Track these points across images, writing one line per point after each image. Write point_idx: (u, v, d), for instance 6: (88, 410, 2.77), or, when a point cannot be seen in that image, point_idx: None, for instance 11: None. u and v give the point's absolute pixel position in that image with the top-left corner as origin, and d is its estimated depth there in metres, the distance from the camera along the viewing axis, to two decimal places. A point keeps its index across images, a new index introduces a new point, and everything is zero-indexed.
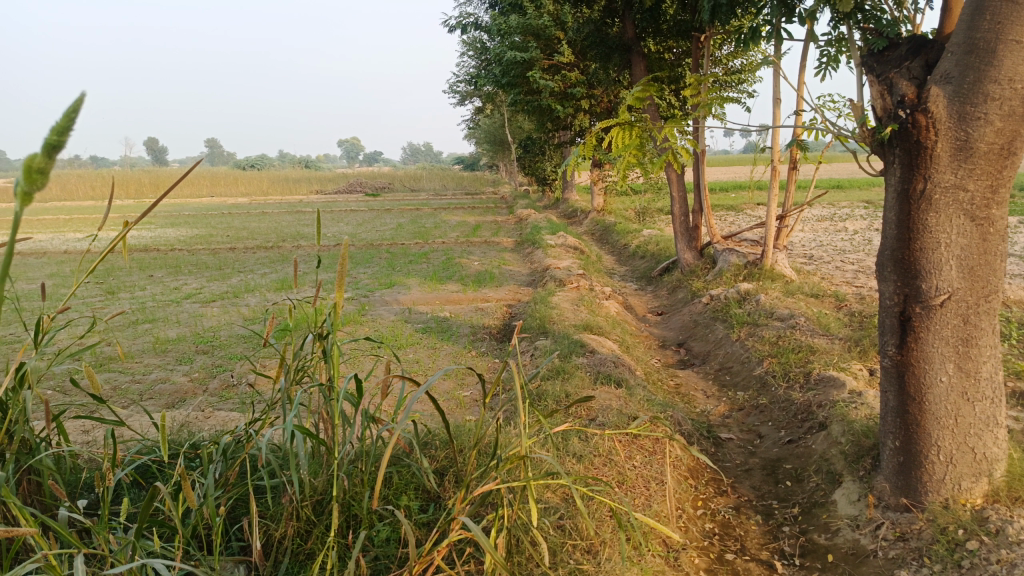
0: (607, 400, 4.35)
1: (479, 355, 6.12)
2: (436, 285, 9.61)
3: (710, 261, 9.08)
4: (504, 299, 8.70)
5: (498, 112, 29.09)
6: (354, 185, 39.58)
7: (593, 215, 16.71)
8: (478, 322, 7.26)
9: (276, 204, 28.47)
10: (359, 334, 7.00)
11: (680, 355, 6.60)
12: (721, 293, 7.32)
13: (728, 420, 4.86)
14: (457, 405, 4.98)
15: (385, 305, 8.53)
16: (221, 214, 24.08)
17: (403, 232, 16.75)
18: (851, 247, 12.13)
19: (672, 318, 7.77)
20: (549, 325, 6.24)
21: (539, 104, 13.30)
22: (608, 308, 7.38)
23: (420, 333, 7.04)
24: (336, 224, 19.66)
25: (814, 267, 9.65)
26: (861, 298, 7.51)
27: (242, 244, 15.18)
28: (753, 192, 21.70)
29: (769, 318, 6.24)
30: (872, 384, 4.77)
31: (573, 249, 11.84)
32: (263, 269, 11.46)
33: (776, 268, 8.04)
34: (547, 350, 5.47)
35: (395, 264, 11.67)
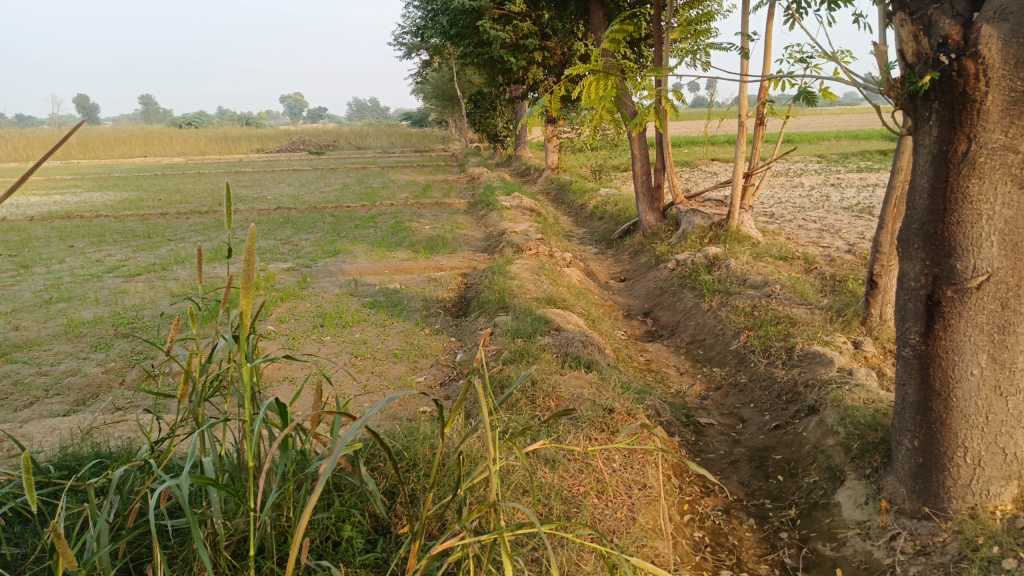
0: (578, 388, 3.88)
1: (432, 334, 5.60)
2: (384, 253, 9.00)
3: (673, 222, 8.66)
4: (458, 268, 8.15)
5: (446, 66, 28.11)
6: (297, 142, 38.13)
7: (548, 173, 16.17)
8: (431, 295, 6.71)
9: (214, 164, 27.04)
10: (299, 311, 6.39)
11: (648, 326, 6.19)
12: (688, 258, 6.92)
13: (706, 402, 4.45)
14: (409, 394, 4.48)
15: (329, 276, 7.90)
16: (154, 176, 22.72)
17: (349, 194, 15.95)
18: (811, 203, 11.91)
19: (636, 285, 7.35)
20: (509, 299, 5.74)
21: (490, 57, 12.59)
22: (569, 276, 6.92)
23: (368, 308, 6.48)
24: (278, 185, 18.71)
25: (777, 226, 9.34)
26: (831, 260, 7.20)
27: (174, 209, 14.17)
28: (706, 148, 21.45)
29: (741, 284, 5.85)
30: (858, 360, 4.42)
31: (529, 211, 11.32)
32: (196, 237, 10.63)
33: (743, 230, 7.64)
34: (508, 329, 4.98)
35: (340, 229, 10.97)
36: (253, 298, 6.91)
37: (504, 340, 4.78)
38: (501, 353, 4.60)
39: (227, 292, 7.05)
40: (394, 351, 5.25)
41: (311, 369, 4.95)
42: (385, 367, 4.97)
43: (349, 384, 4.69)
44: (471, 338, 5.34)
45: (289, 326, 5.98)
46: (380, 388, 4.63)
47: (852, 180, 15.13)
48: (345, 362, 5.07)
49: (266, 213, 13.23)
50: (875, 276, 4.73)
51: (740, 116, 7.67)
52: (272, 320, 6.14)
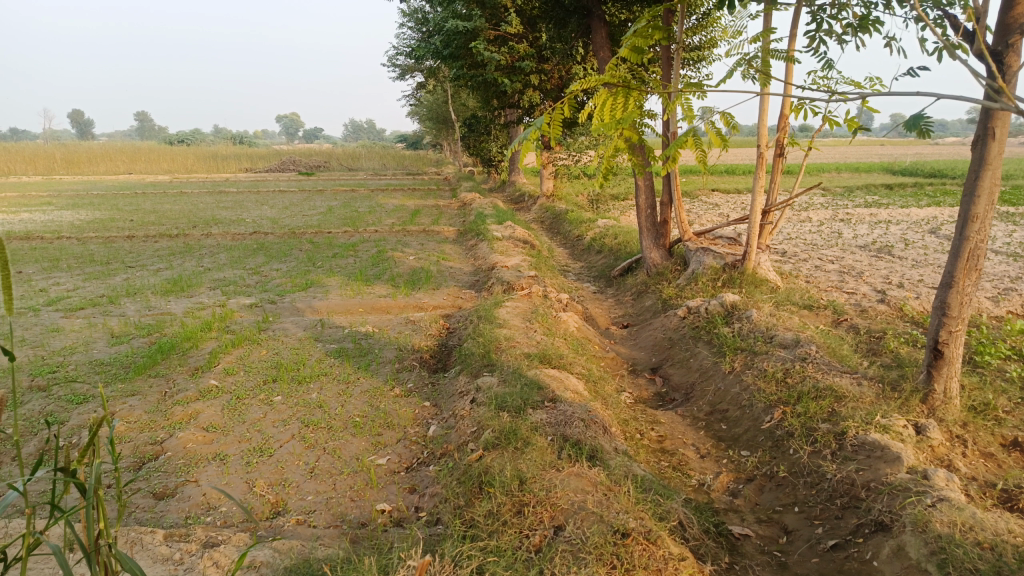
0: (580, 493, 3.02)
1: (402, 395, 4.72)
2: (360, 287, 8.12)
3: (681, 261, 7.83)
4: (441, 309, 7.29)
5: (441, 88, 27.50)
6: (286, 162, 37.36)
7: (542, 201, 15.40)
8: (407, 341, 5.83)
9: (199, 183, 26.18)
10: (251, 361, 5.49)
11: (657, 386, 5.32)
12: (700, 305, 6.06)
13: (737, 500, 3.57)
14: (367, 484, 3.58)
15: (294, 315, 7.03)
16: (131, 194, 21.84)
17: (331, 218, 15.12)
18: (823, 240, 11.14)
19: (641, 333, 6.48)
20: (495, 355, 4.85)
21: (484, 79, 11.87)
22: (566, 323, 6.05)
23: (332, 357, 5.60)
24: (259, 207, 17.83)
25: (792, 267, 8.53)
26: (861, 310, 6.38)
27: (143, 231, 13.26)
28: (706, 179, 20.82)
29: (767, 341, 5.00)
30: (923, 452, 3.57)
31: (522, 242, 10.48)
32: (158, 264, 9.72)
33: (760, 273, 6.82)
34: (493, 398, 4.10)
35: (316, 259, 10.10)
36: (202, 342, 6.01)
37: (487, 413, 3.90)
38: (482, 434, 3.71)
39: (174, 334, 6.16)
40: (354, 419, 4.35)
41: (250, 445, 4.05)
42: (341, 441, 4.07)
43: (293, 466, 3.79)
44: (449, 404, 4.45)
45: (235, 381, 5.07)
46: (331, 471, 3.73)
47: (861, 214, 14.42)
48: (294, 434, 4.18)
49: (241, 237, 12.36)
50: (940, 344, 3.89)
51: (759, 145, 6.86)
52: (218, 373, 5.25)
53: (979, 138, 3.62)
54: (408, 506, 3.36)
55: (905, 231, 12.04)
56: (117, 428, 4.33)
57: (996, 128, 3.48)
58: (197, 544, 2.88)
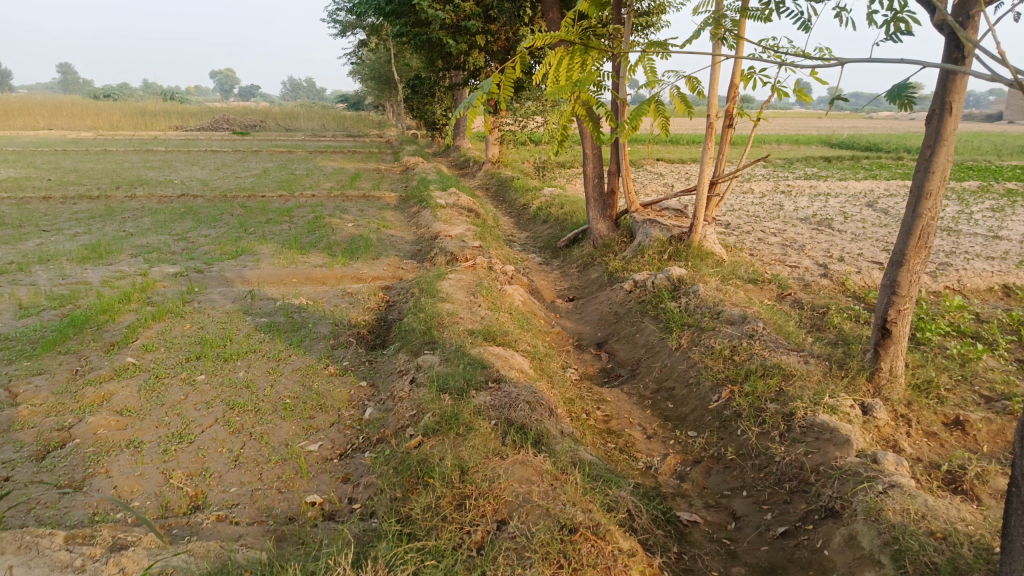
0: (525, 483, 2.85)
1: (337, 375, 4.46)
2: (295, 256, 7.74)
3: (627, 232, 7.69)
4: (380, 280, 6.99)
5: (384, 48, 26.64)
6: (220, 121, 35.80)
7: (487, 167, 15.09)
8: (343, 315, 5.53)
9: (125, 141, 24.83)
10: (174, 337, 5.13)
11: (603, 362, 5.18)
12: (647, 279, 5.94)
13: (685, 484, 3.47)
14: (296, 474, 3.33)
15: (223, 286, 6.64)
16: (51, 152, 20.56)
17: (267, 181, 14.47)
18: (765, 212, 11.20)
19: (586, 307, 6.34)
20: (436, 331, 4.62)
21: (427, 39, 11.42)
22: (511, 297, 5.85)
23: (262, 332, 5.28)
24: (189, 168, 16.99)
25: (736, 239, 8.50)
26: (805, 284, 6.37)
27: (61, 192, 12.42)
28: (651, 148, 20.80)
29: (714, 317, 4.90)
30: (871, 433, 3.53)
31: (466, 210, 10.19)
32: (75, 228, 9.09)
33: (705, 245, 6.74)
34: (433, 379, 3.88)
35: (249, 225, 9.62)
36: (120, 314, 5.59)
37: (426, 395, 3.68)
38: (421, 419, 3.50)
39: (89, 306, 5.72)
40: (284, 401, 4.08)
41: (168, 431, 3.75)
42: (269, 426, 3.80)
43: (216, 454, 3.51)
44: (386, 385, 4.21)
45: (155, 359, 4.72)
46: (257, 460, 3.46)
47: (801, 187, 14.59)
48: (217, 418, 3.88)
49: (168, 200, 11.70)
50: (888, 322, 3.83)
51: (707, 114, 6.71)
52: (136, 350, 4.87)
53: (934, 112, 3.51)
54: (340, 498, 3.14)
55: (844, 204, 12.20)
56: (20, 411, 3.96)
57: (953, 101, 3.38)
58: (102, 547, 2.59)
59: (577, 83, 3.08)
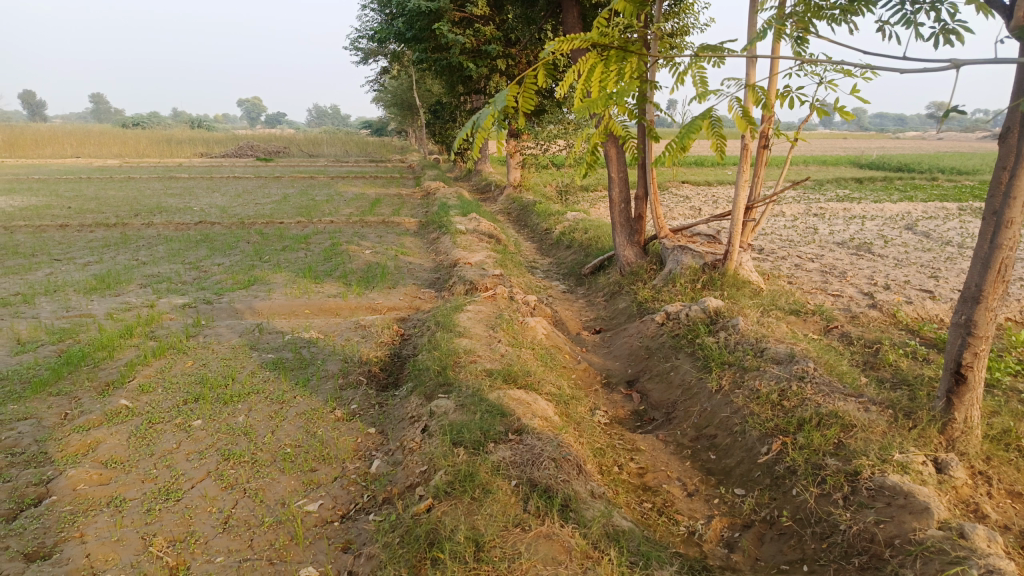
0: (551, 563, 2.44)
1: (344, 420, 4.08)
2: (308, 286, 7.41)
3: (656, 259, 7.26)
4: (396, 311, 6.63)
5: (406, 74, 26.64)
6: (244, 147, 36.08)
7: (509, 192, 14.79)
8: (353, 350, 5.16)
9: (149, 168, 24.94)
10: (173, 376, 4.79)
11: (634, 404, 4.74)
12: (680, 311, 5.51)
13: (735, 554, 3.03)
14: (291, 541, 2.95)
15: (231, 318, 6.32)
16: (75, 179, 20.64)
17: (286, 207, 14.29)
18: (799, 236, 10.72)
19: (614, 340, 5.92)
20: (452, 371, 4.23)
21: (448, 63, 11.19)
22: (534, 330, 5.44)
23: (267, 370, 4.93)
24: (210, 195, 16.89)
25: (772, 266, 8.04)
26: (851, 316, 5.90)
27: (79, 220, 12.28)
28: (676, 171, 20.39)
29: (757, 355, 4.46)
30: (948, 495, 3.07)
31: (487, 236, 9.85)
32: (87, 258, 8.86)
33: (741, 273, 6.30)
34: (447, 428, 3.48)
35: (263, 253, 9.34)
36: (119, 351, 5.27)
37: (439, 448, 3.28)
38: (433, 477, 3.10)
39: (88, 341, 5.42)
40: (284, 451, 3.70)
41: (155, 486, 3.39)
42: (265, 480, 3.42)
43: (204, 515, 3.14)
44: (396, 433, 3.82)
45: (151, 402, 4.38)
46: (249, 522, 3.08)
47: (835, 209, 14.07)
48: (210, 471, 3.52)
49: (185, 227, 11.50)
50: (963, 367, 3.37)
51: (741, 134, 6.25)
52: (131, 390, 4.54)
53: (1013, 127, 3.06)
54: (339, 572, 2.74)
55: (882, 227, 11.66)
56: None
57: None
58: None
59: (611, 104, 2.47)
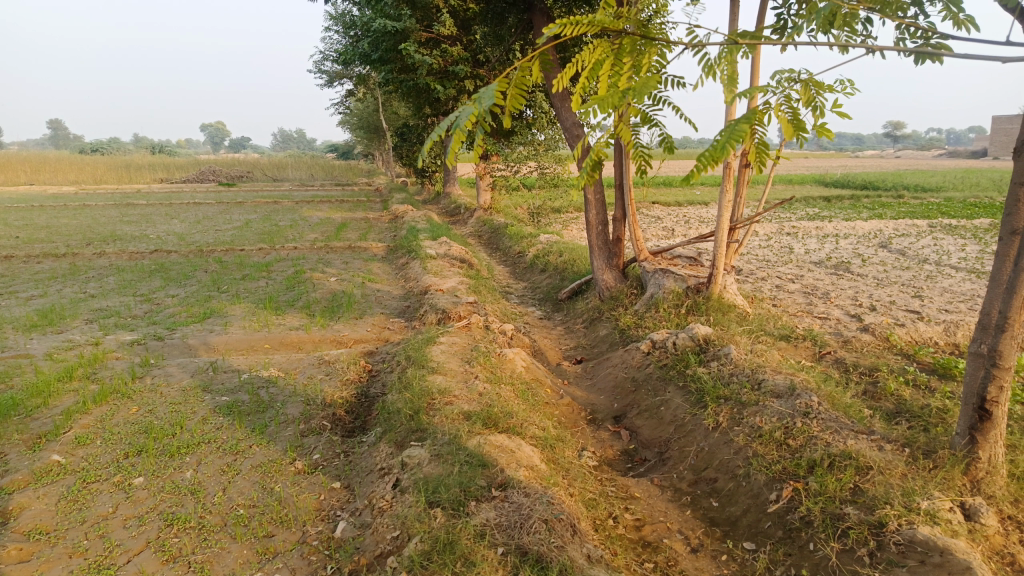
0: None
1: (306, 473, 3.66)
2: (268, 318, 6.95)
3: (636, 283, 6.95)
4: (363, 344, 6.20)
5: (372, 97, 26.31)
6: (206, 172, 35.31)
7: (479, 214, 14.48)
8: (316, 390, 4.74)
9: (106, 195, 24.17)
10: (114, 425, 4.31)
11: (623, 442, 4.39)
12: (666, 339, 5.18)
13: None
14: None
15: (184, 356, 5.84)
16: (26, 207, 19.82)
17: (248, 234, 13.80)
18: (776, 256, 10.54)
19: (597, 371, 5.57)
20: (426, 414, 3.84)
21: (415, 85, 10.89)
22: (512, 363, 5.06)
23: (220, 415, 4.48)
24: (168, 222, 16.25)
25: (753, 287, 7.79)
26: (843, 341, 5.63)
27: (26, 250, 11.64)
28: (647, 191, 20.28)
29: (754, 389, 4.13)
30: (985, 548, 2.75)
31: (458, 260, 9.49)
32: (31, 291, 8.28)
33: (727, 297, 6.02)
34: (422, 483, 3.09)
35: (222, 282, 8.85)
36: (56, 396, 4.78)
37: (412, 510, 2.89)
38: (407, 545, 2.71)
39: (21, 386, 4.91)
40: (236, 513, 3.26)
41: (83, 562, 2.93)
42: (213, 551, 2.98)
43: None
44: (364, 489, 3.41)
45: (88, 457, 3.90)
46: None
47: (808, 228, 13.99)
48: (150, 540, 3.07)
49: (140, 257, 10.94)
50: (988, 403, 3.07)
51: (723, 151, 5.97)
52: (65, 443, 4.05)
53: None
54: None
55: (857, 245, 11.56)
56: None
57: None
58: None
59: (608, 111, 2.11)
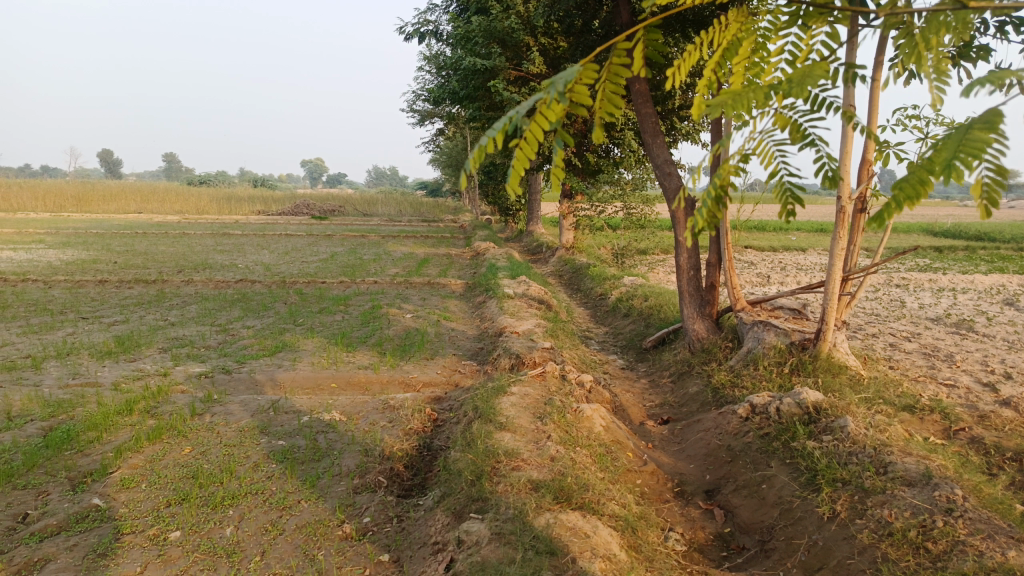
0: None
1: (353, 540, 3.27)
2: (338, 355, 6.70)
3: (731, 335, 6.32)
4: (431, 388, 5.83)
5: (461, 135, 26.59)
6: (300, 206, 36.54)
7: (562, 254, 14.09)
8: (375, 439, 4.37)
9: (204, 225, 25.19)
10: (163, 466, 4.06)
11: (717, 524, 3.80)
12: (767, 404, 4.57)
13: None
14: None
15: (247, 392, 5.62)
16: (132, 234, 20.82)
17: (331, 266, 13.86)
18: (886, 310, 9.63)
19: (686, 435, 4.98)
20: (490, 480, 3.38)
21: (502, 122, 10.68)
22: (590, 421, 4.54)
23: (273, 462, 4.17)
24: (258, 253, 16.61)
25: (863, 345, 7.02)
26: (979, 415, 4.84)
27: (120, 276, 11.99)
28: (739, 236, 19.42)
29: (879, 473, 3.50)
30: None
31: (537, 301, 9.08)
32: (115, 317, 8.38)
33: (836, 356, 5.34)
34: (478, 570, 2.63)
35: (298, 315, 8.74)
36: (113, 431, 4.60)
37: None
38: None
39: (81, 417, 4.76)
40: None
41: None
42: None
43: None
44: (414, 567, 2.98)
45: (128, 503, 3.63)
46: None
47: (918, 280, 12.89)
48: None
49: (224, 286, 11.06)
50: None
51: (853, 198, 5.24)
52: (109, 485, 3.81)
53: None
54: None
55: (978, 302, 10.48)
56: None
57: None
58: None
59: (748, 109, 1.63)
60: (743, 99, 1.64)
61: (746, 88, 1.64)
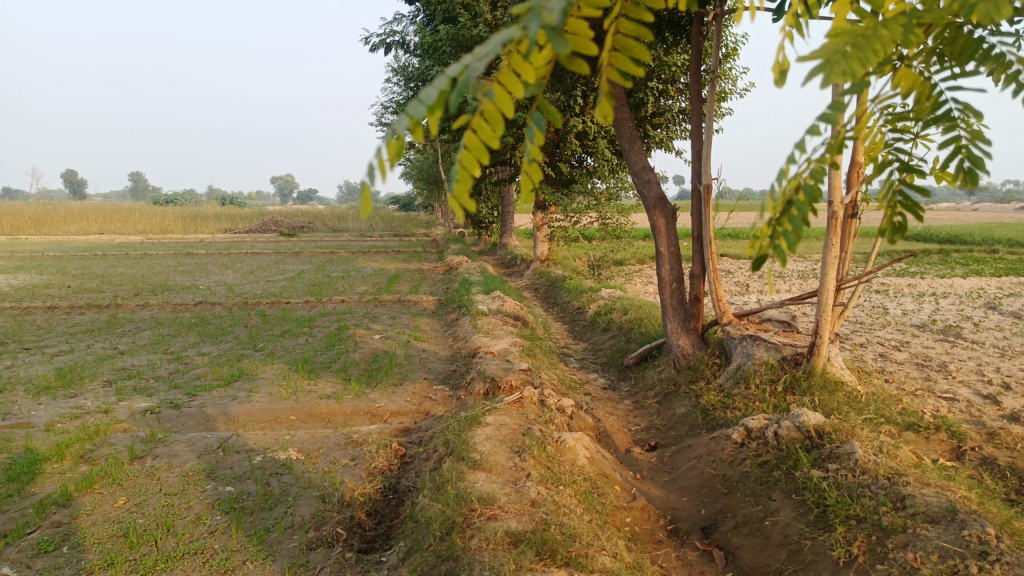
0: None
1: None
2: (299, 382, 6.22)
3: (718, 351, 5.97)
4: (400, 418, 5.38)
5: (431, 148, 26.17)
6: (268, 223, 35.79)
7: (536, 266, 13.71)
8: (335, 481, 3.91)
9: (167, 245, 24.43)
10: (90, 523, 3.57)
11: (718, 568, 3.41)
12: (765, 427, 4.19)
13: None
14: None
15: (197, 429, 5.13)
16: (90, 256, 20.05)
17: (297, 285, 13.34)
18: (870, 317, 9.38)
19: (677, 462, 4.60)
20: (462, 535, 2.95)
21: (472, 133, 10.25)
22: (573, 453, 4.13)
23: (218, 513, 3.69)
24: (221, 272, 16.00)
25: (853, 357, 6.71)
26: (987, 432, 4.51)
27: (72, 301, 11.37)
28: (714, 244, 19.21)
29: (897, 509, 3.14)
30: None
31: (512, 317, 8.68)
32: (59, 346, 7.80)
33: (832, 371, 4.99)
34: None
35: (259, 339, 8.23)
36: (37, 481, 4.08)
37: None
38: None
39: (4, 466, 4.24)
40: None
41: None
42: None
43: None
44: None
45: (46, 571, 3.14)
46: None
47: (898, 285, 12.72)
48: None
49: (182, 309, 10.50)
50: None
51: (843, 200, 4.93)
52: (25, 550, 3.32)
53: None
54: None
55: (961, 306, 10.28)
56: None
57: None
58: None
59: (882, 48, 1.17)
60: (870, 38, 1.17)
61: (867, 27, 1.18)
